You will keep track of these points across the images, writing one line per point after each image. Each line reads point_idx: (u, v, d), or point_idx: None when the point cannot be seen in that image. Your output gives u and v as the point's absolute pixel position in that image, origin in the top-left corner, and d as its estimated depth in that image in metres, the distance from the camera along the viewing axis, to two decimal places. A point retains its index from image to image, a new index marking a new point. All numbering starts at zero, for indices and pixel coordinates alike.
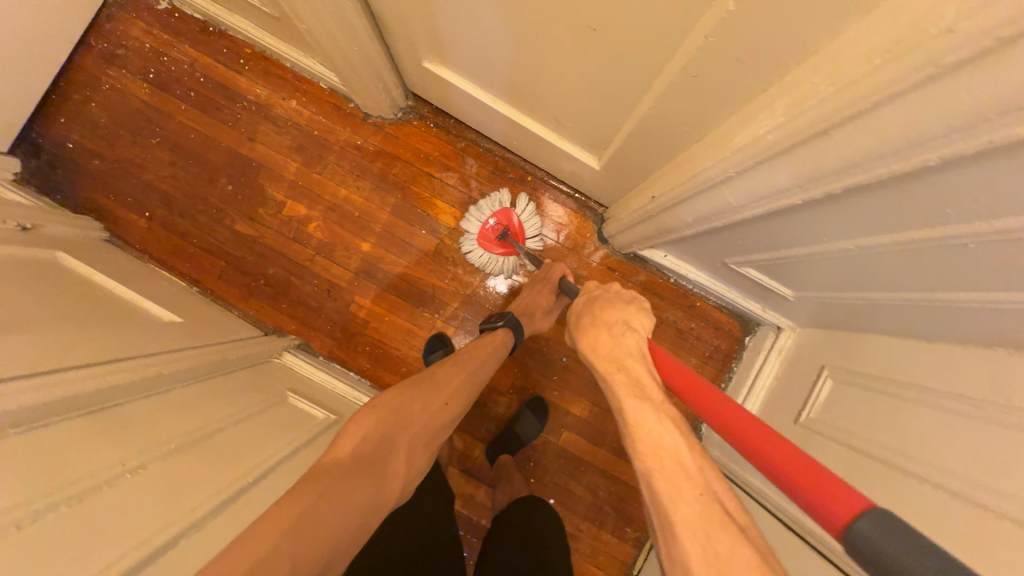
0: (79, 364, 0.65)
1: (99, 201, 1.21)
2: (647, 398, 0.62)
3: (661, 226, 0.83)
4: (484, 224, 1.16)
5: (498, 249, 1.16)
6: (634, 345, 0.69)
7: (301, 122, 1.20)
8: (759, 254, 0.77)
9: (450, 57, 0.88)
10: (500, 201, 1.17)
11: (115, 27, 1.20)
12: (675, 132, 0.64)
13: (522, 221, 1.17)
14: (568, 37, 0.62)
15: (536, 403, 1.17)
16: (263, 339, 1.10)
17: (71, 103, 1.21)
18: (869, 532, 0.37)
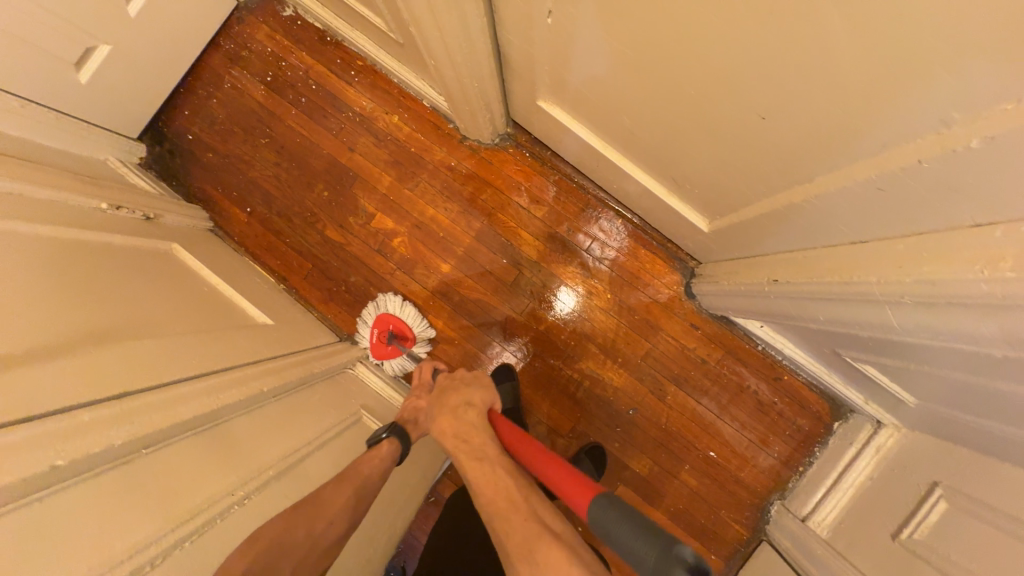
0: (195, 376, 0.70)
1: (208, 191, 1.29)
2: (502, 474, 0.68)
3: (776, 308, 0.77)
4: (371, 338, 1.18)
5: (388, 354, 1.18)
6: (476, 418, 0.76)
7: (399, 137, 1.22)
8: (888, 359, 0.69)
9: (567, 101, 0.86)
10: (390, 300, 1.19)
11: (243, 30, 1.27)
12: (828, 227, 0.58)
13: (401, 318, 1.18)
14: (721, 114, 0.57)
15: (595, 452, 1.12)
16: (340, 348, 1.13)
17: (196, 97, 1.30)
18: (598, 511, 0.55)
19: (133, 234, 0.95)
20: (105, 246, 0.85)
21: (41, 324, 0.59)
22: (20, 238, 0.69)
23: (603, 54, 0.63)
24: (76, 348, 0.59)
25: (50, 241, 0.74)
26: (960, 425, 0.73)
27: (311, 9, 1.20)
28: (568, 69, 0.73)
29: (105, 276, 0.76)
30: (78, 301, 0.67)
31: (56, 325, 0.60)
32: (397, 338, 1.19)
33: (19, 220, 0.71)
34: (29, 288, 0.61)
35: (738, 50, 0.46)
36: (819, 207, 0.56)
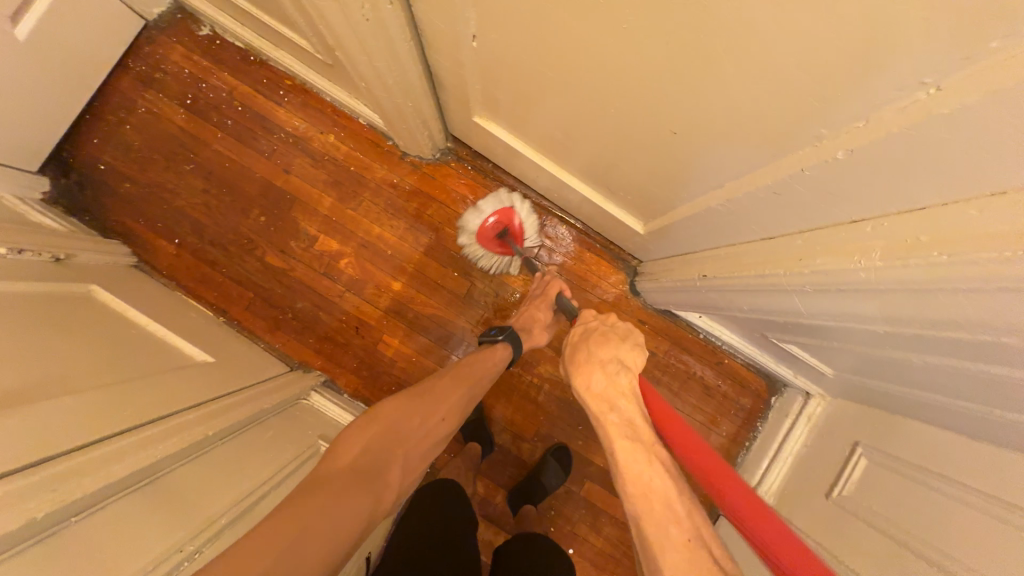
0: (129, 429, 0.66)
1: (129, 225, 1.20)
2: (637, 440, 0.62)
3: (708, 300, 0.84)
4: (485, 222, 1.11)
5: (496, 250, 1.13)
6: (627, 386, 0.68)
7: (337, 157, 1.19)
8: (805, 339, 0.77)
9: (501, 117, 0.88)
10: (509, 197, 1.12)
11: (155, 51, 1.19)
12: (741, 227, 0.64)
13: (521, 219, 1.12)
14: (640, 130, 0.62)
15: (561, 453, 1.16)
16: (292, 378, 1.09)
17: (105, 124, 1.20)
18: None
19: (43, 279, 0.87)
20: (8, 295, 0.77)
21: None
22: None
23: (530, 75, 0.66)
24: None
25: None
26: (870, 390, 0.83)
27: (230, 28, 1.14)
28: (499, 89, 0.76)
29: (12, 330, 0.69)
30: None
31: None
32: (509, 235, 1.12)
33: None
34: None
35: (645, 76, 0.51)
36: (732, 210, 0.62)
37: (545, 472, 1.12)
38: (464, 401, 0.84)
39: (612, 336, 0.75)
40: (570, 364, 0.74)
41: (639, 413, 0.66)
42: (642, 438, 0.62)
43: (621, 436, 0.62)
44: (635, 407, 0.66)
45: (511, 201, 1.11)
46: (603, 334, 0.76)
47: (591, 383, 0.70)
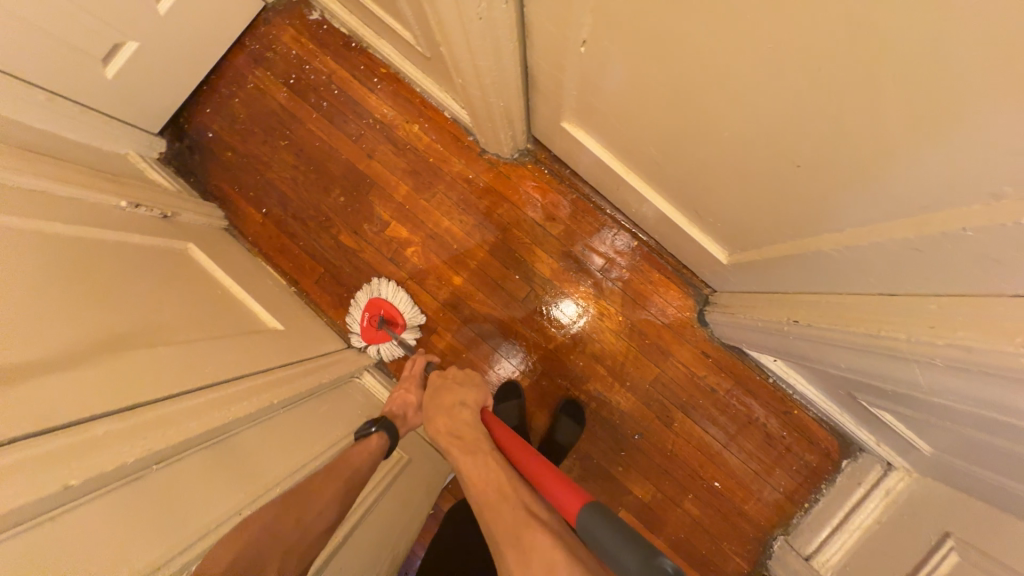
0: (208, 386, 0.71)
1: (225, 190, 1.29)
2: (478, 454, 0.74)
3: (796, 347, 0.76)
4: (363, 322, 1.18)
5: (380, 340, 1.17)
6: (470, 416, 0.83)
7: (419, 147, 1.21)
8: (907, 410, 0.68)
9: (593, 125, 0.85)
10: (379, 284, 1.19)
11: (269, 31, 1.28)
12: (857, 276, 0.57)
13: (393, 304, 1.18)
14: (757, 157, 0.56)
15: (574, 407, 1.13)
16: (349, 356, 1.13)
17: (218, 95, 1.30)
18: (584, 516, 0.55)
19: (151, 233, 0.95)
20: (122, 246, 0.85)
21: (57, 331, 0.59)
22: (42, 238, 0.69)
23: (637, 86, 0.63)
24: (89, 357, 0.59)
25: (70, 241, 0.74)
26: (976, 480, 0.72)
27: (339, 14, 1.20)
28: (599, 97, 0.73)
29: (123, 278, 0.76)
30: (95, 305, 0.67)
31: (70, 332, 0.60)
32: (388, 324, 1.18)
33: (42, 220, 0.71)
34: (49, 293, 0.61)
35: (779, 101, 0.46)
36: (849, 257, 0.55)
37: (557, 430, 1.11)
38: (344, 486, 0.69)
39: (452, 383, 0.91)
40: (426, 414, 0.88)
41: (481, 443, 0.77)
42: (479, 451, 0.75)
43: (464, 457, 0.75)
44: (474, 436, 0.78)
45: (380, 290, 1.19)
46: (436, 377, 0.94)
47: (440, 424, 0.83)
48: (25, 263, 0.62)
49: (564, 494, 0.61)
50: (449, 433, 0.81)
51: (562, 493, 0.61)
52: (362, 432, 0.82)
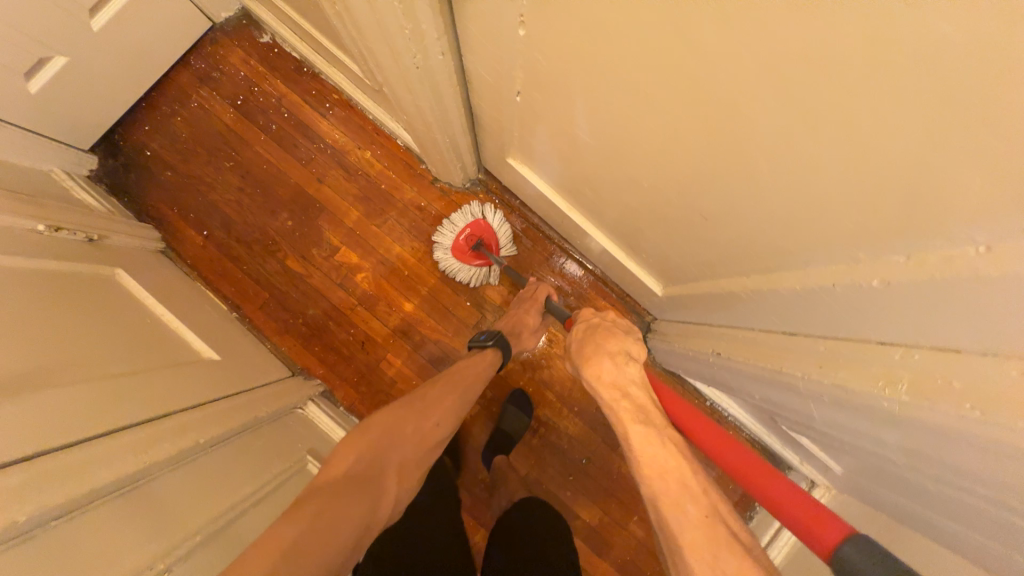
0: (123, 427, 0.66)
1: (163, 211, 1.24)
2: (649, 423, 0.62)
3: (720, 376, 0.81)
4: (458, 236, 1.13)
5: (472, 260, 1.14)
6: (637, 374, 0.69)
7: (371, 173, 1.22)
8: (815, 435, 0.74)
9: (535, 163, 0.89)
10: (484, 211, 1.15)
11: (215, 51, 1.25)
12: (765, 317, 0.62)
13: (495, 232, 1.14)
14: (674, 205, 0.61)
15: (517, 397, 1.15)
16: (291, 385, 1.10)
17: (157, 113, 1.25)
18: (850, 553, 0.46)
19: (71, 258, 0.90)
20: (35, 272, 0.79)
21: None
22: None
23: (568, 134, 0.67)
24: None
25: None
26: (880, 500, 0.79)
27: (289, 40, 1.19)
28: (537, 139, 0.77)
29: (42, 311, 0.71)
30: (2, 339, 0.62)
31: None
32: (484, 247, 1.14)
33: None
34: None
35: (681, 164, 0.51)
36: (754, 299, 0.61)
37: (504, 419, 1.13)
38: (458, 406, 0.84)
39: (615, 329, 0.77)
40: (579, 356, 0.75)
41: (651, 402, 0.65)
42: (653, 420, 0.62)
43: (633, 420, 0.62)
44: (649, 399, 0.65)
45: (482, 214, 1.15)
46: (607, 330, 0.77)
47: (601, 371, 0.70)
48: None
49: (787, 495, 0.52)
50: (610, 386, 0.68)
51: (789, 494, 0.51)
52: (479, 345, 0.95)
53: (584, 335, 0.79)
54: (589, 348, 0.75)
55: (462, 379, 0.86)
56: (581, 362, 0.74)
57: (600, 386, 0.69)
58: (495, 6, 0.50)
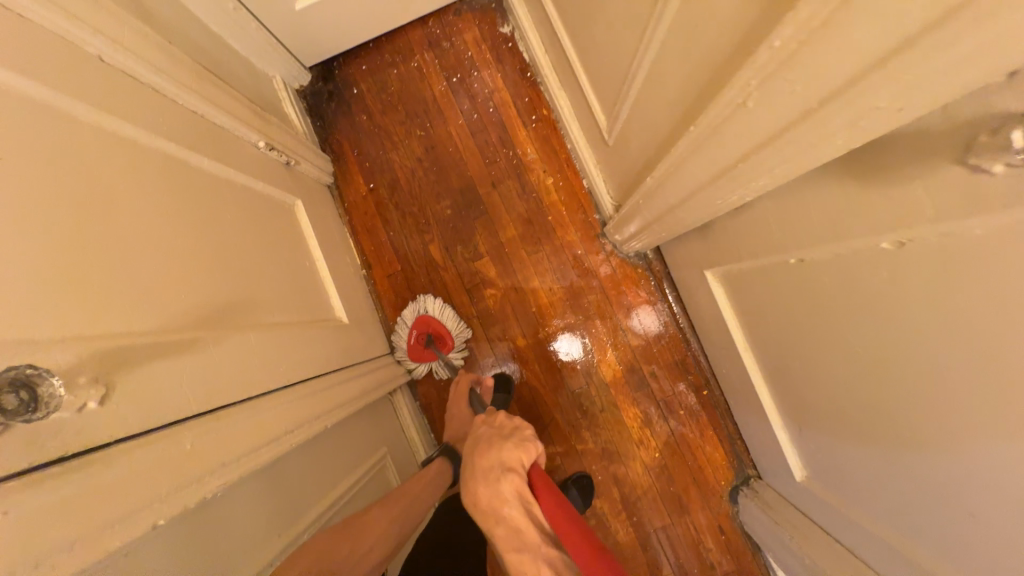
0: (270, 389, 0.68)
1: (344, 149, 1.27)
2: (524, 549, 0.55)
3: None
4: (409, 339, 1.15)
5: (425, 357, 1.16)
6: (511, 487, 0.62)
7: (545, 200, 1.19)
8: None
9: (740, 297, 0.81)
10: (425, 302, 1.16)
11: (455, 23, 1.25)
12: None
13: (441, 321, 1.15)
14: (925, 469, 0.53)
15: (583, 482, 1.08)
16: (389, 367, 1.11)
17: (379, 58, 1.28)
18: None
19: (271, 182, 0.94)
20: (242, 192, 0.83)
21: (168, 298, 0.56)
22: (171, 166, 0.66)
23: (825, 321, 0.59)
24: (191, 336, 0.57)
25: (196, 172, 0.72)
26: None
27: (530, 43, 1.17)
28: (769, 290, 0.70)
29: (228, 234, 0.74)
30: (203, 264, 0.65)
31: (179, 301, 0.58)
32: (435, 343, 1.15)
33: (179, 147, 0.69)
34: (168, 249, 0.59)
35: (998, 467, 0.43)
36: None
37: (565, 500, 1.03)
38: (399, 521, 0.70)
39: (497, 438, 0.72)
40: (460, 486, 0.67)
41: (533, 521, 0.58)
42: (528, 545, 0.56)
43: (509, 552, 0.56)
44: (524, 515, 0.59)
45: (427, 305, 1.16)
46: (487, 440, 0.73)
47: (476, 494, 0.63)
48: (151, 208, 0.59)
49: None
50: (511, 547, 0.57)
51: None
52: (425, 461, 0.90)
53: (469, 454, 0.72)
54: (467, 475, 0.67)
55: (399, 500, 0.74)
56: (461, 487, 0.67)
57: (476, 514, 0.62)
58: (871, 217, 0.43)
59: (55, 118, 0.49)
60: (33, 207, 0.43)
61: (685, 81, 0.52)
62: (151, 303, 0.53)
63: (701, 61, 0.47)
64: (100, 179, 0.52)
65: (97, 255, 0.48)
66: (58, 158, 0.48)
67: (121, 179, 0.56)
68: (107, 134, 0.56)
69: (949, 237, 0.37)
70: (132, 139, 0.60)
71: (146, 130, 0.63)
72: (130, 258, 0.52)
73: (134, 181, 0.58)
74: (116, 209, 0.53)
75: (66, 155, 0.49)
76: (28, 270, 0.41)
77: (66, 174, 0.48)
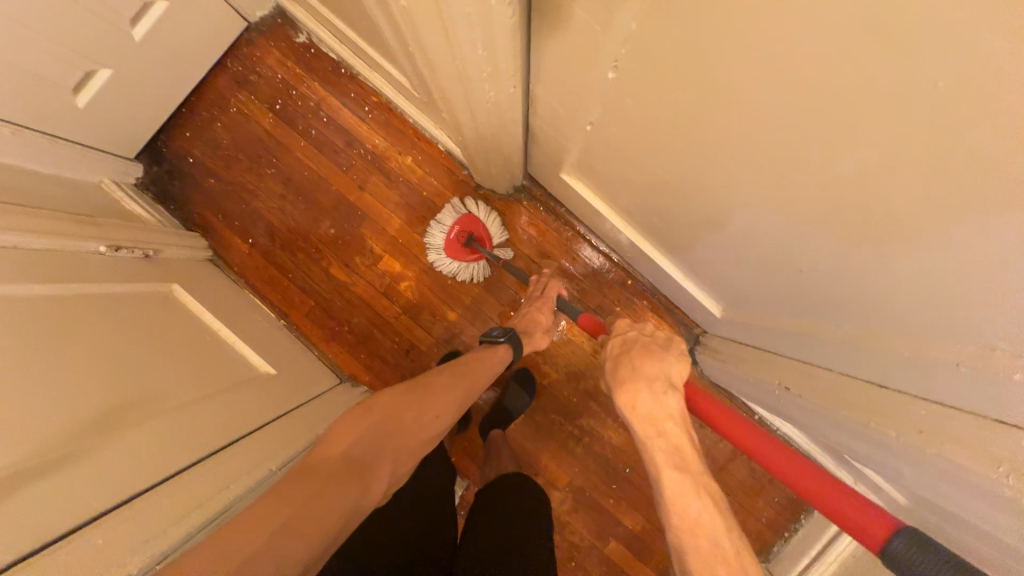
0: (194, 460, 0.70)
1: (208, 219, 1.24)
2: (686, 470, 0.58)
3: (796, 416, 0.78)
4: (449, 235, 1.13)
5: (467, 257, 1.13)
6: (676, 406, 0.63)
7: (413, 180, 1.19)
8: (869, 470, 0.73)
9: (594, 180, 0.84)
10: (475, 204, 1.15)
11: (252, 53, 1.22)
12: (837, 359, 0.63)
13: (485, 226, 1.14)
14: (779, 246, 0.55)
15: (521, 372, 1.16)
16: (341, 394, 1.12)
17: (199, 118, 1.24)
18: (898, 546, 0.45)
19: (135, 279, 0.92)
20: (103, 299, 0.82)
21: (38, 421, 0.56)
22: (19, 302, 0.67)
23: (637, 165, 0.63)
24: (73, 450, 0.57)
25: (38, 299, 0.71)
26: None
27: (327, 40, 1.15)
28: (600, 162, 0.73)
29: (99, 340, 0.73)
30: (74, 375, 0.65)
31: (53, 419, 0.58)
32: (476, 242, 1.13)
33: (12, 282, 0.68)
34: (27, 377, 0.59)
35: None
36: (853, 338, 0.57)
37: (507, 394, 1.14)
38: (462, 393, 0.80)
39: (648, 348, 0.70)
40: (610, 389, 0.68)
41: (687, 440, 0.61)
42: (689, 461, 0.59)
43: (667, 464, 0.59)
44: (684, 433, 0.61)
45: (467, 208, 1.15)
46: (643, 347, 0.71)
47: (638, 403, 0.63)
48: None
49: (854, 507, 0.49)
50: (645, 422, 0.63)
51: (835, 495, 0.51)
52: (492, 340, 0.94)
53: (612, 361, 0.72)
54: (624, 374, 0.68)
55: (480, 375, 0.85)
56: (614, 389, 0.67)
57: (634, 419, 0.63)
58: (583, 55, 0.46)
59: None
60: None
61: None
62: (19, 431, 0.54)
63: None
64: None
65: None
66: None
67: None
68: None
69: (627, 41, 0.40)
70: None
71: None
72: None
73: None
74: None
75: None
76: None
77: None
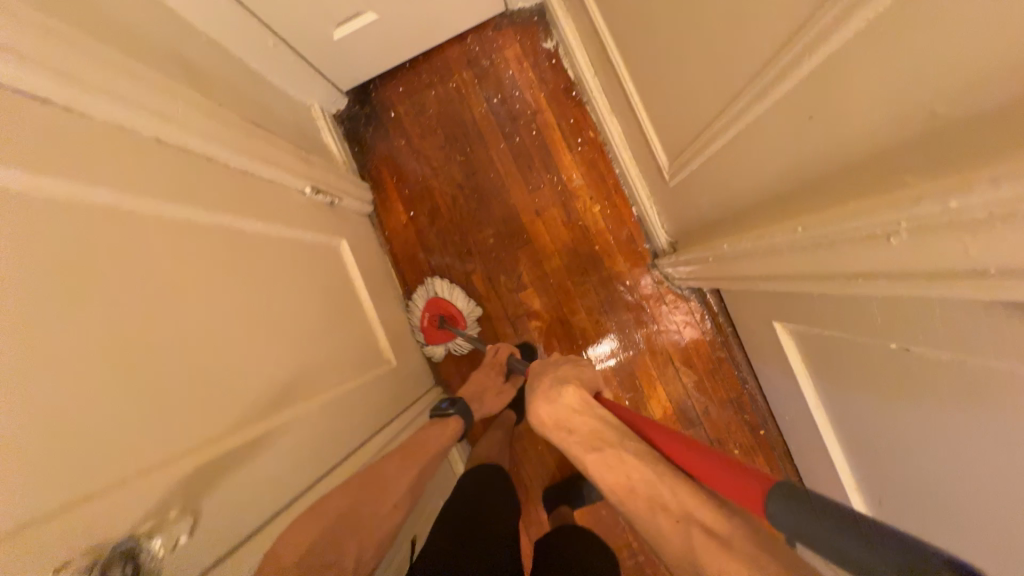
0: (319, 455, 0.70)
1: (382, 176, 1.25)
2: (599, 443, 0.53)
3: None
4: (423, 323, 1.16)
5: (442, 338, 1.16)
6: (575, 398, 0.61)
7: (591, 229, 1.14)
8: None
9: (810, 355, 0.74)
10: (433, 284, 1.15)
11: (495, 38, 1.19)
12: None
13: (452, 304, 1.14)
14: (971, 513, 0.52)
15: None
16: (434, 401, 1.11)
17: (416, 79, 1.23)
18: (774, 508, 0.36)
19: (317, 227, 0.92)
20: (292, 244, 0.82)
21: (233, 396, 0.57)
22: (231, 236, 0.66)
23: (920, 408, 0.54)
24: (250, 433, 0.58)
25: (250, 235, 0.70)
26: None
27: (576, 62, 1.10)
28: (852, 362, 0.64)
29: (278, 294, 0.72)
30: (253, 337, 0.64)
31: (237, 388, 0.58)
32: (448, 322, 1.15)
33: (231, 214, 0.67)
34: (225, 337, 0.59)
35: None
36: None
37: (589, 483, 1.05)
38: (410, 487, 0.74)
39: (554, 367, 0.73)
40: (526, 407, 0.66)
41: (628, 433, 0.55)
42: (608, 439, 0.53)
43: (586, 449, 0.53)
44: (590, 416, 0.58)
45: (433, 288, 1.15)
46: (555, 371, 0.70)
47: (547, 409, 0.61)
48: (210, 294, 0.59)
49: (720, 476, 0.42)
50: (555, 426, 0.59)
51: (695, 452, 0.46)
52: (441, 411, 0.93)
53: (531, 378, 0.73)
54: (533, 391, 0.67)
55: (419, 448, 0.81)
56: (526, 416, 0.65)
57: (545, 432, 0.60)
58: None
59: (94, 215, 0.47)
60: (76, 325, 0.42)
61: (811, 156, 0.47)
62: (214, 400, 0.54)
63: (847, 147, 0.42)
64: (149, 269, 0.51)
65: (150, 373, 0.48)
66: (104, 267, 0.46)
67: (172, 270, 0.54)
68: (152, 218, 0.54)
69: None
70: (179, 217, 0.58)
71: (202, 209, 0.62)
72: (180, 357, 0.52)
73: (193, 271, 0.57)
74: (167, 303, 0.52)
75: (110, 261, 0.47)
76: (79, 405, 0.41)
77: (113, 281, 0.47)
